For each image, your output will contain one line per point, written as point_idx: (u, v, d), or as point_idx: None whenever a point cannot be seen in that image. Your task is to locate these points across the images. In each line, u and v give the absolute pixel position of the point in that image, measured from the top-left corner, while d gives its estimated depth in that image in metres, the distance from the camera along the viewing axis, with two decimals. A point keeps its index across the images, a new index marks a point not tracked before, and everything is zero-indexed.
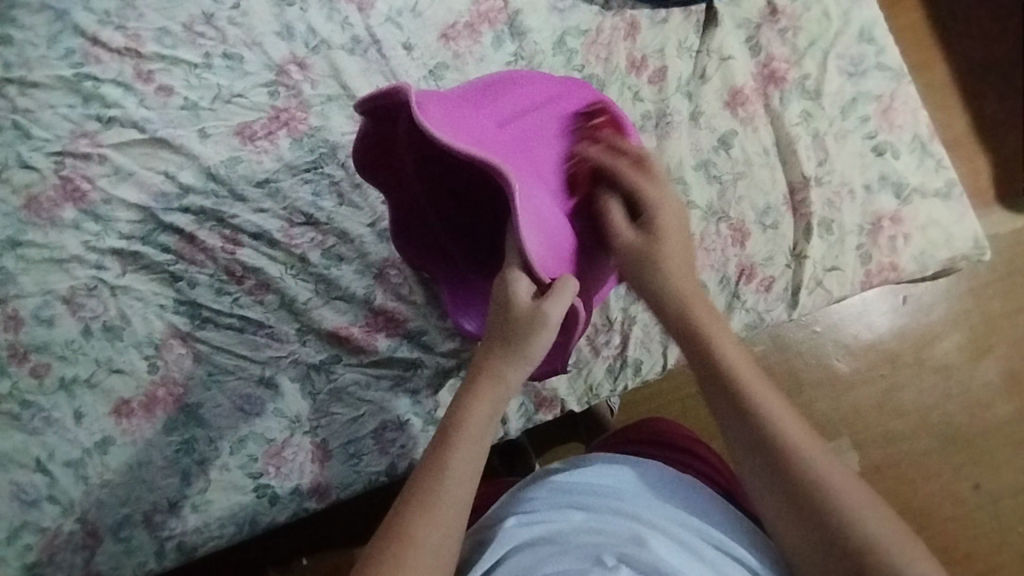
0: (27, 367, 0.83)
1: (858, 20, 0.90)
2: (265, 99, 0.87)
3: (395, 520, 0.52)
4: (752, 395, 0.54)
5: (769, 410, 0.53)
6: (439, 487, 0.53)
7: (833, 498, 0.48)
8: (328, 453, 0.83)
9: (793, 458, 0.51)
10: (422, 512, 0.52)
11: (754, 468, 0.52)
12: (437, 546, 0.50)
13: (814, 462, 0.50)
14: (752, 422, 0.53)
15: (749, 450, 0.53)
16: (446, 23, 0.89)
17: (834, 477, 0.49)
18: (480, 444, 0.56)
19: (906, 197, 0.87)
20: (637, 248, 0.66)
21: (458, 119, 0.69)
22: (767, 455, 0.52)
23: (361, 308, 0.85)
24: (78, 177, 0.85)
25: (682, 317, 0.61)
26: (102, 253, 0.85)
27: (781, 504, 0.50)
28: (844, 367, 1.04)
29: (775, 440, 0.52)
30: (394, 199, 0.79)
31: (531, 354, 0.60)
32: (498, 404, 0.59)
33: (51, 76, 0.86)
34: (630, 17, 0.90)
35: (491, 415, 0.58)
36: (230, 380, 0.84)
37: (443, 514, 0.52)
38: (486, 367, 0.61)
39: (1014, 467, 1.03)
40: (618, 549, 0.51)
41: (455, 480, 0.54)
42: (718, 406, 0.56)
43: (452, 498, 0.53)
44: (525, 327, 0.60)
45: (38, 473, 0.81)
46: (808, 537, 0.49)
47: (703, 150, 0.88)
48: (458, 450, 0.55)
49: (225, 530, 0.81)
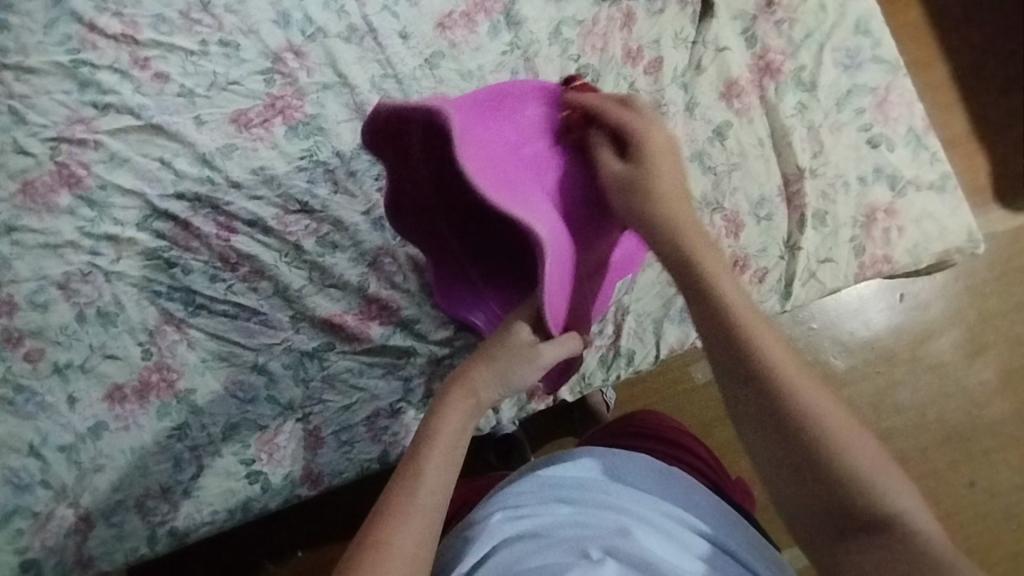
0: (21, 352, 0.83)
1: (854, 12, 0.90)
2: (260, 86, 0.87)
3: (374, 525, 0.52)
4: (753, 336, 0.55)
5: (764, 347, 0.54)
6: (414, 494, 0.54)
7: (828, 437, 0.49)
8: (321, 440, 0.84)
9: (754, 347, 0.54)
10: (397, 518, 0.52)
11: (723, 355, 0.55)
12: (415, 546, 0.50)
13: (765, 351, 0.54)
14: (752, 365, 0.53)
15: (743, 389, 0.53)
16: (443, 12, 0.89)
17: (810, 398, 0.51)
18: (453, 455, 0.58)
19: (900, 189, 0.87)
20: (624, 178, 0.68)
21: (477, 146, 0.69)
22: (728, 342, 0.55)
23: (355, 295, 0.85)
24: (74, 163, 0.85)
25: (677, 244, 0.63)
26: (97, 238, 0.85)
27: (775, 449, 0.51)
28: (841, 364, 1.04)
29: (777, 383, 0.52)
30: (394, 187, 0.77)
31: (509, 377, 0.65)
32: (472, 416, 0.62)
33: (48, 62, 0.86)
34: (626, 7, 0.90)
35: (464, 426, 0.61)
36: (224, 367, 0.84)
37: (421, 517, 0.52)
38: (462, 380, 0.65)
39: (1009, 466, 1.03)
40: (604, 541, 0.51)
41: (429, 486, 0.54)
42: (716, 347, 0.56)
43: (429, 501, 0.53)
44: (513, 356, 0.66)
45: (31, 457, 0.81)
46: (798, 480, 0.49)
47: (698, 141, 0.88)
48: (432, 458, 0.57)
49: (218, 516, 0.82)
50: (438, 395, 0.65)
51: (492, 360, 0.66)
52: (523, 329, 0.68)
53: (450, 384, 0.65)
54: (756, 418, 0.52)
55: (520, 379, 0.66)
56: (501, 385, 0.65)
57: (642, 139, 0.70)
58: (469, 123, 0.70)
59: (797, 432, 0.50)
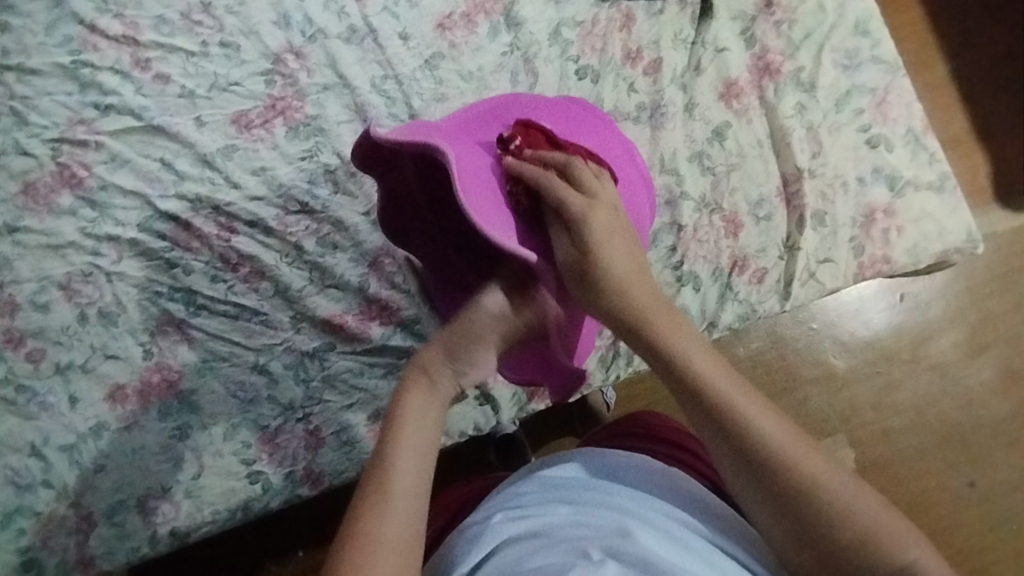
0: (23, 352, 0.83)
1: (853, 13, 0.90)
2: (261, 87, 0.87)
3: (353, 515, 0.52)
4: (731, 399, 0.53)
5: (747, 415, 0.52)
6: (392, 473, 0.54)
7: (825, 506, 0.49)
8: (321, 440, 0.84)
9: (738, 415, 0.52)
10: (377, 503, 0.52)
11: (710, 428, 0.53)
12: (400, 532, 0.51)
13: (750, 415, 0.52)
14: (734, 434, 0.52)
15: (735, 461, 0.52)
16: (443, 14, 0.89)
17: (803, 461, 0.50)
18: (428, 428, 0.58)
19: (899, 189, 0.87)
20: (574, 265, 0.63)
21: (472, 168, 0.68)
22: (709, 411, 0.53)
23: (355, 296, 0.86)
24: (75, 164, 0.86)
25: (635, 323, 0.60)
26: (98, 239, 0.85)
27: (774, 520, 0.50)
28: (842, 364, 1.04)
29: (764, 455, 0.51)
30: (388, 195, 0.79)
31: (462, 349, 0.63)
32: (432, 395, 0.61)
33: (49, 63, 0.86)
34: (625, 8, 0.90)
35: (425, 407, 0.60)
36: (225, 367, 0.84)
37: (400, 504, 0.52)
38: (417, 363, 0.63)
39: (1011, 465, 1.03)
40: (605, 541, 0.51)
41: (406, 463, 0.55)
42: (694, 416, 0.54)
43: (405, 487, 0.53)
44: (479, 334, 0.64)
45: (32, 458, 0.81)
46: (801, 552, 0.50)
47: (697, 141, 0.88)
48: (408, 432, 0.57)
49: (218, 516, 0.82)
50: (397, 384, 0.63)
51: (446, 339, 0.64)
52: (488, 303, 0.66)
53: (408, 370, 0.64)
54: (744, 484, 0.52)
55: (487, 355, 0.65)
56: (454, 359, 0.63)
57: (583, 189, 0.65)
58: (462, 149, 0.69)
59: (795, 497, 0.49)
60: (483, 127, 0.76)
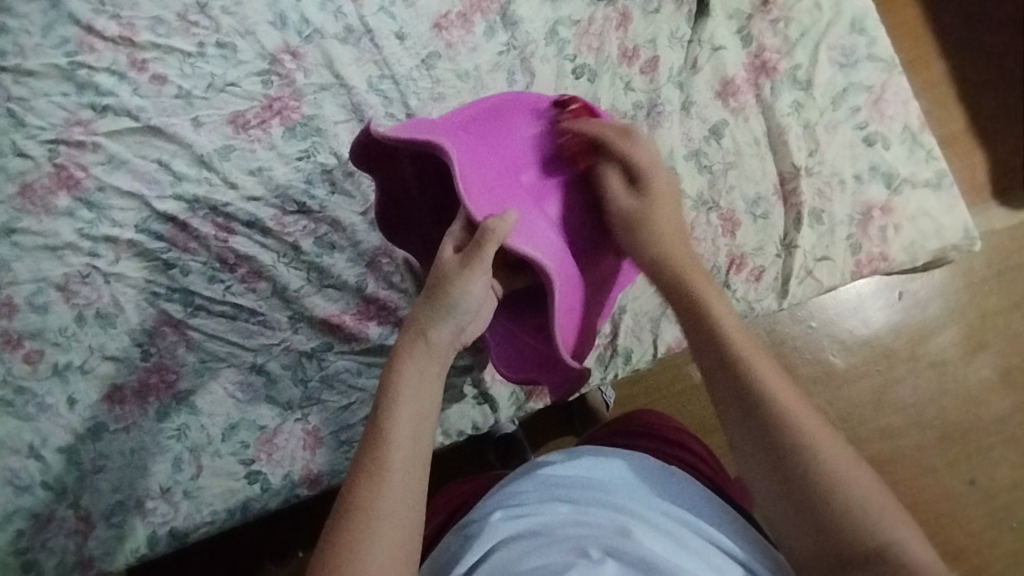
0: (21, 354, 0.83)
1: (849, 11, 0.90)
2: (258, 88, 0.87)
3: (348, 494, 0.52)
4: (743, 354, 0.56)
5: (760, 370, 0.55)
6: (390, 449, 0.53)
7: (817, 461, 0.50)
8: (320, 440, 0.84)
9: (746, 367, 0.55)
10: (372, 480, 0.52)
11: (718, 376, 0.56)
12: (397, 514, 0.51)
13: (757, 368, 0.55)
14: (741, 383, 0.54)
15: (735, 407, 0.54)
16: (439, 13, 0.89)
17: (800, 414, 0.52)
18: (425, 394, 0.57)
19: (896, 187, 0.87)
20: (631, 212, 0.69)
21: (472, 168, 0.69)
22: (721, 361, 0.56)
23: (353, 295, 0.86)
24: (72, 165, 0.86)
25: (678, 278, 0.64)
26: (95, 240, 0.85)
27: (762, 467, 0.52)
28: (840, 362, 1.04)
29: (764, 404, 0.53)
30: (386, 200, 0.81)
31: (456, 306, 0.62)
32: (429, 359, 0.60)
33: (46, 64, 0.86)
34: (622, 7, 0.90)
35: (422, 373, 0.59)
36: (223, 367, 0.84)
37: (396, 480, 0.52)
38: (412, 325, 0.62)
39: (1010, 463, 1.03)
40: (604, 540, 0.51)
41: (404, 437, 0.54)
42: (712, 365, 0.57)
43: (402, 462, 0.53)
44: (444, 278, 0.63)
45: (31, 459, 0.81)
46: (787, 502, 0.50)
47: (694, 140, 0.88)
48: (404, 401, 0.56)
49: (217, 516, 0.82)
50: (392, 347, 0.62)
51: (436, 299, 0.62)
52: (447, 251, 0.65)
53: (403, 333, 0.62)
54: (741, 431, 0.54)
55: (462, 299, 0.62)
56: (451, 316, 0.61)
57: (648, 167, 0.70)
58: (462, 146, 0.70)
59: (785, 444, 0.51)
60: (483, 125, 0.77)
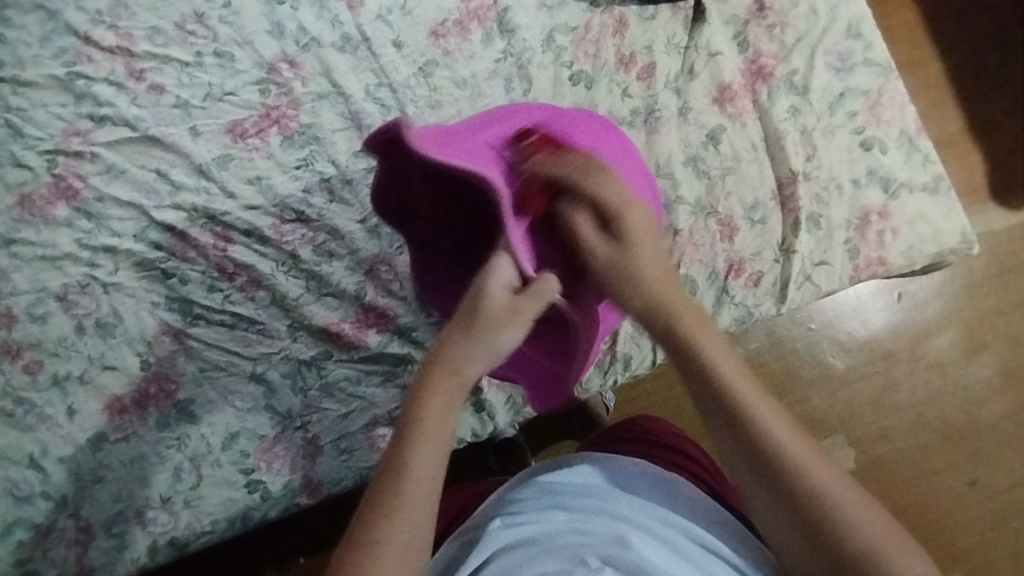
0: (20, 364, 0.83)
1: (846, 16, 0.90)
2: (256, 97, 0.88)
3: (360, 527, 0.52)
4: (730, 382, 0.57)
5: (766, 418, 0.54)
6: (401, 486, 0.53)
7: (812, 480, 0.51)
8: (320, 448, 0.84)
9: (734, 391, 0.56)
10: (385, 516, 0.52)
11: (710, 402, 0.57)
12: (405, 549, 0.51)
13: (746, 399, 0.55)
14: (732, 411, 0.55)
15: (728, 432, 0.55)
16: (436, 21, 0.89)
17: (786, 438, 0.53)
18: (443, 435, 0.57)
19: (894, 191, 0.87)
20: (608, 259, 0.66)
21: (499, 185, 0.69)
22: (713, 388, 0.57)
23: (352, 304, 0.86)
24: (71, 175, 0.86)
25: (662, 319, 0.62)
26: (94, 250, 0.85)
27: (766, 493, 0.52)
28: (840, 364, 1.04)
29: (758, 435, 0.54)
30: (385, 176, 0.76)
31: (495, 348, 0.61)
32: (455, 397, 0.59)
33: (44, 75, 0.86)
34: (618, 14, 0.90)
35: (446, 410, 0.58)
36: (222, 376, 0.84)
37: (406, 516, 0.52)
38: (440, 359, 0.61)
39: (1011, 463, 1.03)
40: (601, 548, 0.51)
41: (416, 475, 0.54)
42: (711, 413, 0.57)
43: (414, 499, 0.53)
44: (491, 320, 0.62)
45: (31, 470, 0.81)
46: (790, 523, 0.51)
47: (692, 146, 0.88)
48: (420, 439, 0.56)
49: (217, 526, 0.82)
50: (417, 379, 0.60)
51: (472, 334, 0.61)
52: (493, 291, 0.63)
53: (428, 367, 0.61)
54: (738, 463, 0.54)
55: (504, 345, 0.62)
56: (489, 358, 0.61)
57: (620, 215, 0.66)
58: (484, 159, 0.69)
59: (779, 467, 0.52)
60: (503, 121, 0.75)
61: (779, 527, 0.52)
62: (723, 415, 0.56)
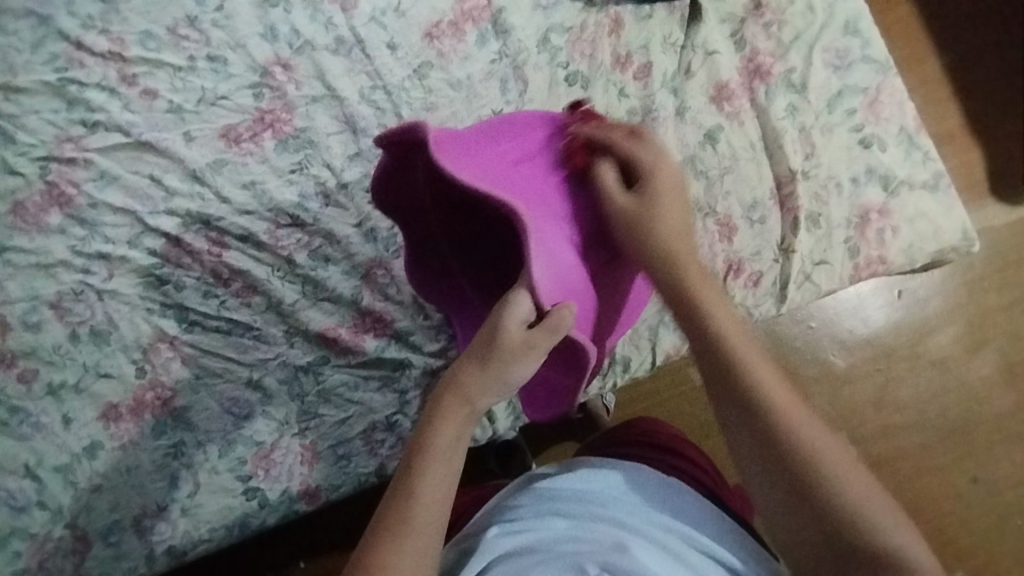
0: (15, 373, 0.82)
1: (843, 13, 0.90)
2: (249, 100, 0.87)
3: (365, 552, 0.52)
4: (729, 339, 0.57)
5: (763, 380, 0.54)
6: (409, 510, 0.53)
7: (801, 440, 0.52)
8: (317, 455, 0.83)
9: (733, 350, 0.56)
10: (391, 541, 0.51)
11: (708, 358, 0.57)
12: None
13: (744, 356, 0.56)
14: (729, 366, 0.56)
15: (723, 387, 0.56)
16: (430, 22, 0.89)
17: (780, 399, 0.53)
18: (454, 463, 0.56)
19: (893, 189, 0.87)
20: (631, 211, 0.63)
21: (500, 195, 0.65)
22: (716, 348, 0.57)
23: (349, 308, 0.85)
24: (64, 182, 0.85)
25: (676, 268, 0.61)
26: (88, 257, 0.84)
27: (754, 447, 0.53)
28: (841, 362, 1.03)
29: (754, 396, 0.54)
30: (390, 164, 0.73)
31: (509, 379, 0.58)
32: (467, 425, 0.57)
33: (35, 81, 0.86)
34: (614, 13, 0.90)
35: (457, 438, 0.57)
36: (219, 383, 0.83)
37: (412, 542, 0.52)
38: (456, 385, 0.58)
39: (1014, 460, 1.02)
40: (601, 555, 0.50)
41: (425, 501, 0.53)
42: (708, 367, 0.57)
43: (422, 525, 0.52)
44: (508, 354, 0.57)
45: (27, 479, 0.80)
46: (774, 479, 0.52)
47: (690, 146, 0.87)
48: (430, 465, 0.55)
49: (215, 534, 0.81)
50: (429, 402, 0.59)
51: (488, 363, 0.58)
52: (512, 321, 0.58)
53: (442, 390, 0.58)
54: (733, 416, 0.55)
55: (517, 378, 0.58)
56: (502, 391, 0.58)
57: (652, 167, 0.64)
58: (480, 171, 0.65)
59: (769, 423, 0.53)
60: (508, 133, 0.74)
61: (764, 481, 0.53)
62: (722, 370, 0.56)
